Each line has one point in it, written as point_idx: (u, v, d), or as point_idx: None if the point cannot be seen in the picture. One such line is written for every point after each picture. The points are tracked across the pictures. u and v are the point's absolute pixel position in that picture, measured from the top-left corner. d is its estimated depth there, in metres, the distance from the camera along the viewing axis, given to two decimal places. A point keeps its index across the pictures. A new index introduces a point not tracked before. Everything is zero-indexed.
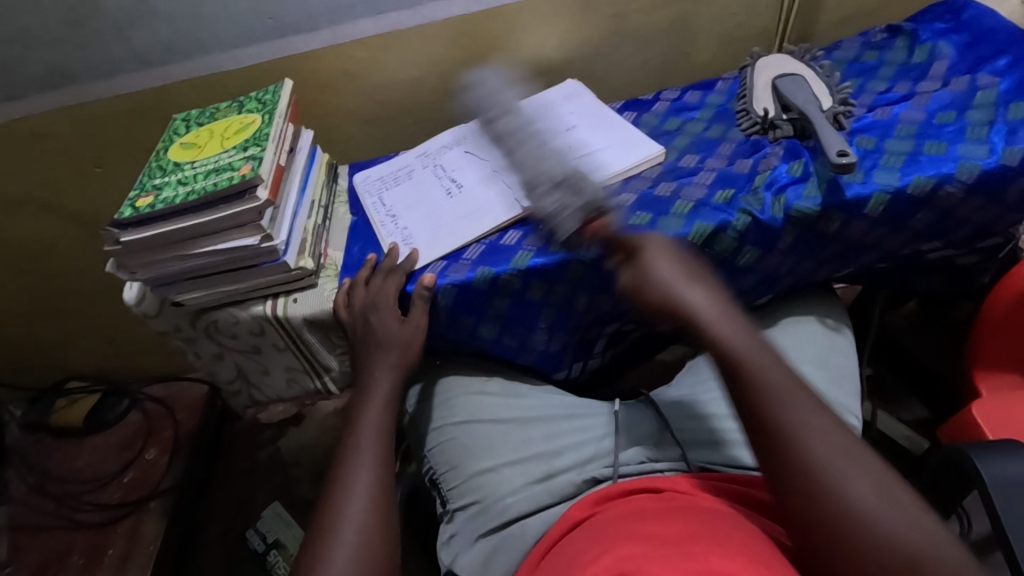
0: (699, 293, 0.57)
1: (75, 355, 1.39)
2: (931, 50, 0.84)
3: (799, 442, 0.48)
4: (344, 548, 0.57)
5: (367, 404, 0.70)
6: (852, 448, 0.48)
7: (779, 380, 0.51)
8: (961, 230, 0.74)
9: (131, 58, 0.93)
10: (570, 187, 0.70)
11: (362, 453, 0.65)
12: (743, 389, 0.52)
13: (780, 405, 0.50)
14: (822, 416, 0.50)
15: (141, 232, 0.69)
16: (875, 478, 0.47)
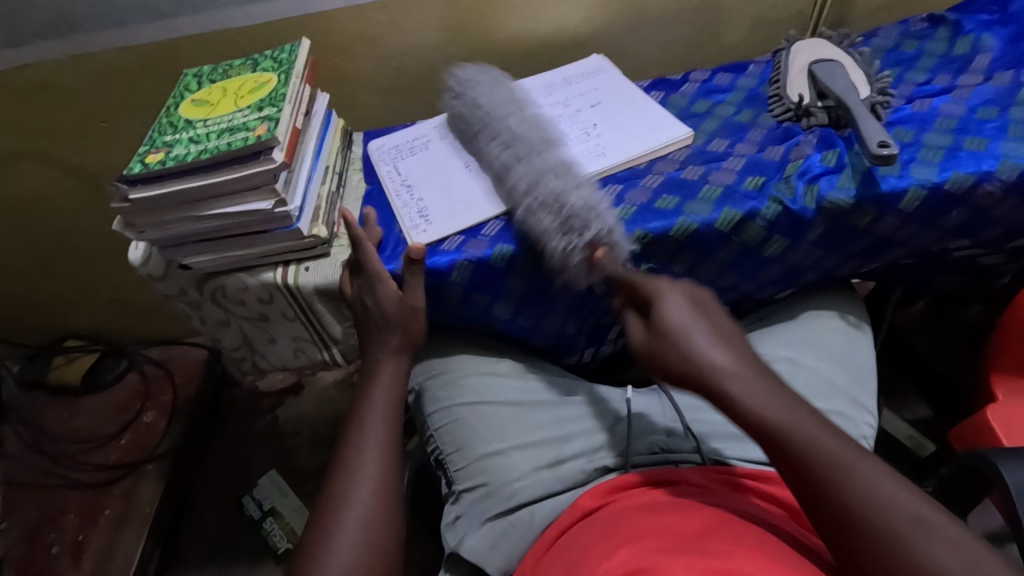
0: (713, 348, 0.53)
1: (73, 314, 1.36)
2: (974, 42, 0.81)
3: (862, 526, 0.43)
4: (348, 532, 0.56)
5: (374, 380, 0.69)
6: (920, 516, 0.43)
7: (821, 447, 0.47)
8: (992, 231, 0.72)
9: (141, 8, 0.90)
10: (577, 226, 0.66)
11: (367, 433, 0.64)
12: (791, 462, 0.47)
13: (830, 478, 0.45)
14: (871, 473, 0.45)
15: (150, 189, 0.67)
16: (935, 536, 0.42)
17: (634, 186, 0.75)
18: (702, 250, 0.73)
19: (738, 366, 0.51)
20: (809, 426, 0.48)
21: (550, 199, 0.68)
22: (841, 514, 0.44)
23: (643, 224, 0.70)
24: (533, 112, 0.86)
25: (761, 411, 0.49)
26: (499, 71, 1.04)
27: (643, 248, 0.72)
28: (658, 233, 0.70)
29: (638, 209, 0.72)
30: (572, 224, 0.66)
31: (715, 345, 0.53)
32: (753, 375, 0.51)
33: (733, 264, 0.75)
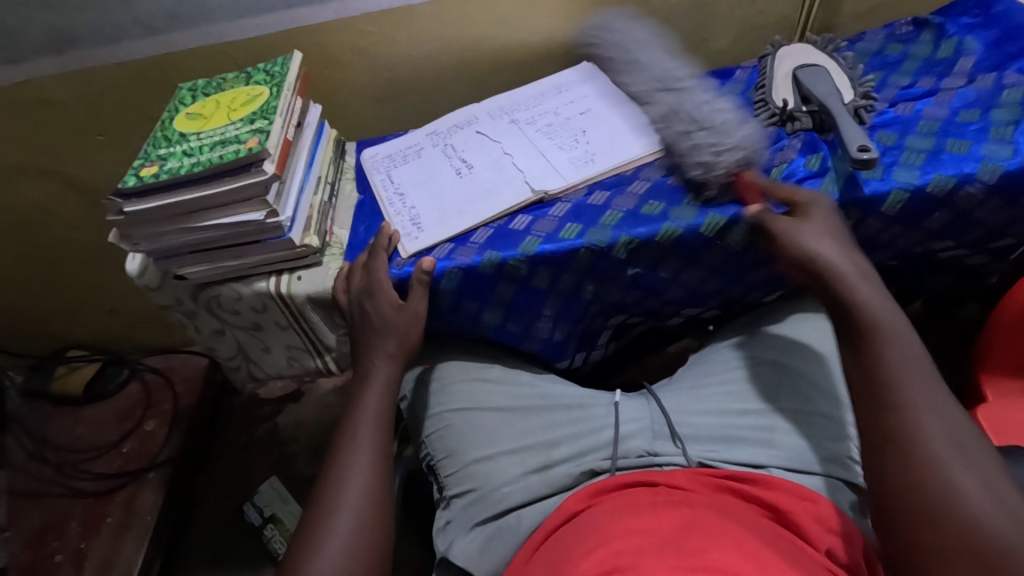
0: (834, 253, 0.61)
1: (75, 324, 1.38)
2: (957, 46, 0.82)
3: (903, 402, 0.51)
4: (337, 534, 0.57)
5: (366, 387, 0.70)
6: (962, 432, 0.49)
7: (912, 356, 0.54)
8: (976, 232, 0.73)
9: (136, 24, 0.91)
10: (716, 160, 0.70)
11: (358, 436, 0.65)
12: (868, 342, 0.56)
13: (903, 375, 0.53)
14: (943, 400, 0.51)
15: (144, 203, 0.68)
16: (979, 466, 0.47)
17: (621, 192, 0.75)
18: (687, 254, 0.74)
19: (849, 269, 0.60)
20: (898, 330, 0.56)
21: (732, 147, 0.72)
22: (906, 408, 0.51)
23: (629, 230, 0.71)
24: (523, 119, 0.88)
25: (863, 305, 0.57)
26: (490, 79, 1.05)
27: (630, 254, 0.73)
28: (643, 239, 0.71)
29: (624, 215, 0.73)
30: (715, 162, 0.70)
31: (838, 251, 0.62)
32: (868, 285, 0.59)
33: (719, 269, 0.76)
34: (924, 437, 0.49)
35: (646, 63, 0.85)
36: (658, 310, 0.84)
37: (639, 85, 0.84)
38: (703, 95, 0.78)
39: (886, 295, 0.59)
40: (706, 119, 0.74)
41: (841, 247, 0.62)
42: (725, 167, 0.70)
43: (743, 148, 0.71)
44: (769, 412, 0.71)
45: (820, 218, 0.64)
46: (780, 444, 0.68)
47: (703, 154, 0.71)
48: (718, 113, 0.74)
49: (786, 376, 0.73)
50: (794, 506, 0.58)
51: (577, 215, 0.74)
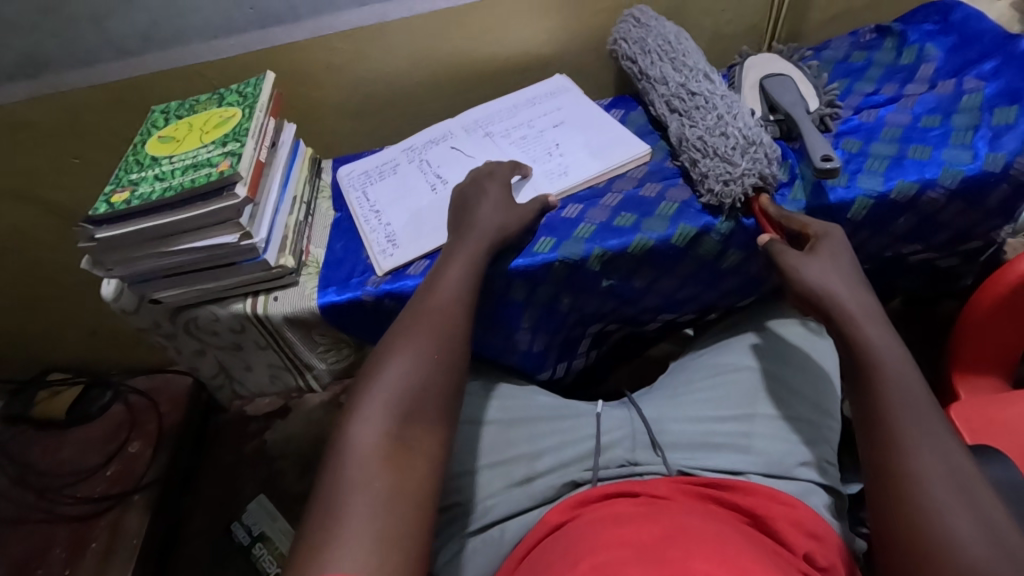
0: (840, 287, 0.60)
1: (57, 347, 1.37)
2: (918, 52, 0.84)
3: (900, 446, 0.51)
4: (377, 460, 0.49)
5: (423, 311, 0.62)
6: (964, 473, 0.49)
7: (912, 394, 0.53)
8: (942, 235, 0.75)
9: (109, 47, 0.91)
10: (733, 175, 0.70)
11: (405, 357, 0.57)
12: (866, 384, 0.55)
13: (903, 416, 0.52)
14: (942, 437, 0.51)
15: (115, 229, 0.68)
16: (980, 506, 0.47)
17: (594, 204, 0.76)
18: (661, 263, 0.75)
19: (854, 304, 0.59)
20: (898, 367, 0.55)
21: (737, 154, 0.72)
22: (904, 452, 0.50)
23: (603, 242, 0.72)
24: (496, 134, 0.88)
25: (865, 345, 0.56)
26: (465, 93, 1.06)
27: (604, 265, 0.74)
28: (616, 251, 0.72)
29: (598, 227, 0.73)
30: (736, 176, 0.70)
31: (844, 284, 0.61)
32: (871, 321, 0.58)
33: (692, 277, 0.77)
34: (924, 484, 0.48)
35: (662, 80, 0.84)
36: (636, 319, 0.85)
37: (664, 104, 0.82)
38: (718, 115, 0.76)
39: (890, 329, 0.58)
40: (719, 143, 0.73)
41: (845, 280, 0.61)
42: (749, 183, 0.70)
43: (756, 171, 0.70)
44: (745, 417, 0.71)
45: (827, 253, 0.63)
46: (757, 450, 0.68)
47: (715, 181, 0.71)
48: (736, 134, 0.73)
49: (762, 383, 0.74)
50: (773, 509, 0.59)
51: (552, 228, 0.74)
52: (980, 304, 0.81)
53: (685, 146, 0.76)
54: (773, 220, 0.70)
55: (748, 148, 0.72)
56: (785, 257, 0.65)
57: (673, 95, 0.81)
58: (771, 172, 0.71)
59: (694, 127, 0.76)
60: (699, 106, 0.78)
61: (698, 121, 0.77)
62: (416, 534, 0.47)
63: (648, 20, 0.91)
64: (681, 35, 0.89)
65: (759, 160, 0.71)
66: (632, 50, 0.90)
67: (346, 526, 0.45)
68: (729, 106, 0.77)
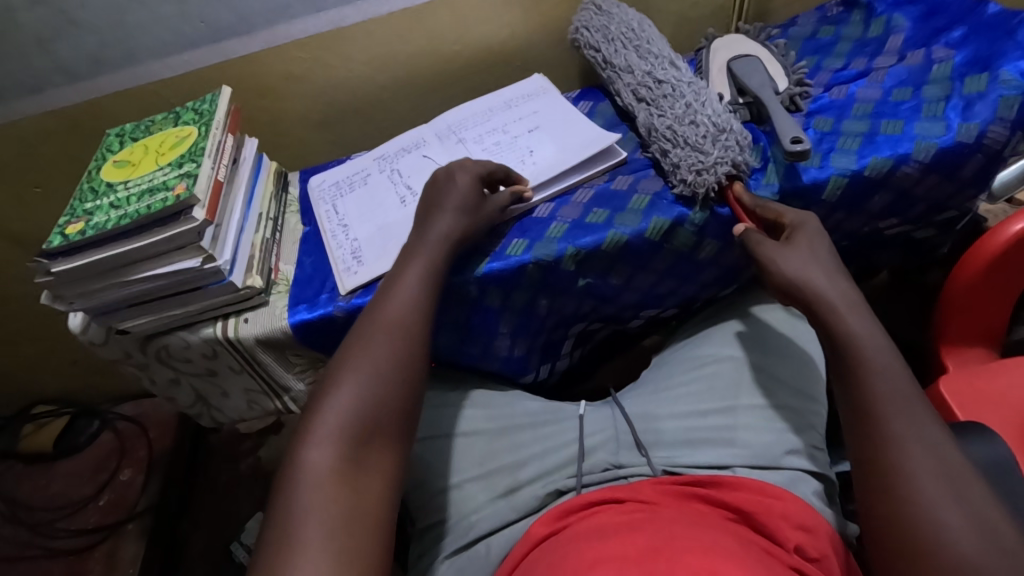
0: (820, 279, 0.59)
1: (37, 380, 1.34)
2: (886, 24, 0.82)
3: (889, 438, 0.50)
4: (331, 481, 0.48)
5: (379, 322, 0.60)
6: (952, 464, 0.47)
7: (897, 386, 0.52)
8: (918, 209, 0.73)
9: (60, 71, 0.88)
10: (705, 163, 0.68)
11: (358, 372, 0.55)
12: (855, 379, 0.53)
13: (890, 411, 0.51)
14: (930, 431, 0.49)
15: (72, 261, 0.66)
16: (969, 498, 0.46)
17: (566, 203, 0.75)
18: (635, 259, 0.73)
19: (838, 296, 0.57)
20: (884, 359, 0.53)
21: (707, 141, 0.70)
22: (894, 444, 0.49)
23: (575, 241, 0.70)
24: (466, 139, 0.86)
25: (853, 337, 0.55)
26: (431, 94, 1.03)
27: (578, 265, 0.72)
28: (589, 249, 0.70)
29: (570, 225, 0.72)
30: (708, 164, 0.68)
31: (823, 274, 0.59)
32: (856, 314, 0.56)
33: (669, 270, 0.76)
34: (913, 478, 0.47)
35: (627, 69, 0.82)
36: (617, 316, 0.84)
37: (631, 94, 0.81)
38: (686, 103, 0.74)
39: (872, 319, 0.56)
40: (689, 132, 0.71)
41: (824, 268, 0.60)
42: (722, 171, 0.68)
43: (729, 159, 0.68)
44: (729, 409, 0.70)
45: (805, 243, 0.62)
46: (741, 442, 0.67)
47: (687, 171, 0.69)
48: (706, 121, 0.71)
49: (745, 372, 0.72)
50: (759, 504, 0.58)
51: (523, 230, 0.73)
52: (965, 273, 0.79)
53: (654, 136, 0.74)
54: (748, 210, 0.69)
55: (718, 135, 0.70)
56: (768, 246, 0.63)
57: (640, 84, 0.80)
58: (744, 159, 0.70)
59: (663, 117, 0.75)
60: (667, 95, 0.77)
61: (667, 110, 0.75)
62: (368, 557, 0.45)
63: (610, 8, 0.89)
64: (644, 24, 0.87)
65: (730, 147, 0.69)
66: (596, 38, 0.87)
67: (301, 550, 0.44)
68: (696, 93, 0.75)
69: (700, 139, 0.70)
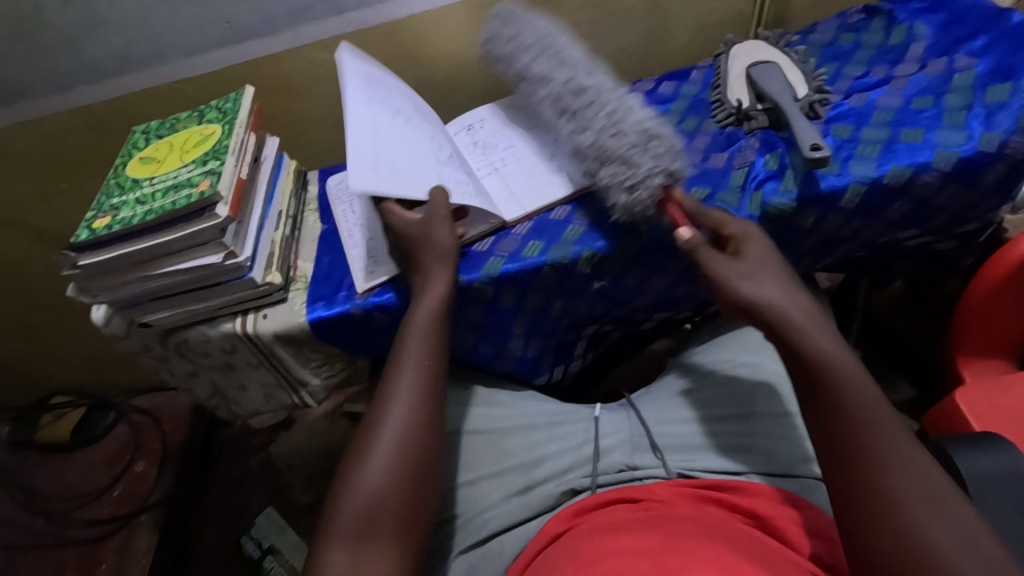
0: (778, 297, 0.57)
1: (56, 372, 1.37)
2: (908, 31, 0.82)
3: (875, 466, 0.48)
4: None
5: (387, 397, 0.61)
6: (938, 491, 0.46)
7: (876, 412, 0.50)
8: (937, 219, 0.73)
9: (86, 69, 0.90)
10: (634, 177, 0.66)
11: (381, 448, 0.57)
12: (835, 407, 0.52)
13: (873, 437, 0.49)
14: (912, 455, 0.48)
15: (98, 255, 0.67)
16: (956, 522, 0.45)
17: (582, 206, 0.76)
18: (651, 262, 0.73)
19: (806, 317, 0.56)
20: (861, 381, 0.52)
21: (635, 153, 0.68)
22: (880, 467, 0.48)
23: (591, 244, 0.71)
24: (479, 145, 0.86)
25: (825, 355, 0.53)
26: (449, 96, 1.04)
27: (594, 268, 0.73)
28: (605, 252, 0.71)
29: (586, 229, 0.73)
30: (636, 179, 0.66)
31: (789, 295, 0.58)
32: (825, 331, 0.55)
33: (685, 274, 0.76)
34: (904, 509, 0.46)
35: (547, 86, 0.80)
36: (631, 319, 0.84)
37: (555, 107, 0.78)
38: (607, 117, 0.72)
39: (839, 338, 0.55)
40: (614, 146, 0.69)
41: (781, 285, 0.58)
42: (655, 184, 0.66)
43: (659, 170, 0.66)
44: (745, 415, 0.70)
45: (755, 258, 0.60)
46: (755, 447, 0.67)
47: (619, 190, 0.67)
48: (633, 131, 0.69)
49: (762, 378, 0.72)
50: (776, 510, 0.58)
51: (539, 232, 0.74)
52: (983, 284, 0.79)
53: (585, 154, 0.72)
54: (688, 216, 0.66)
55: (646, 145, 0.68)
56: (721, 263, 0.60)
57: (557, 98, 0.77)
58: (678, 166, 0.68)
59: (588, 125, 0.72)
60: (608, 104, 0.74)
61: (585, 128, 0.73)
62: None
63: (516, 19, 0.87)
64: (551, 33, 0.84)
65: (659, 157, 0.67)
66: (508, 49, 0.85)
67: None
68: (614, 108, 0.73)
69: (626, 151, 0.68)
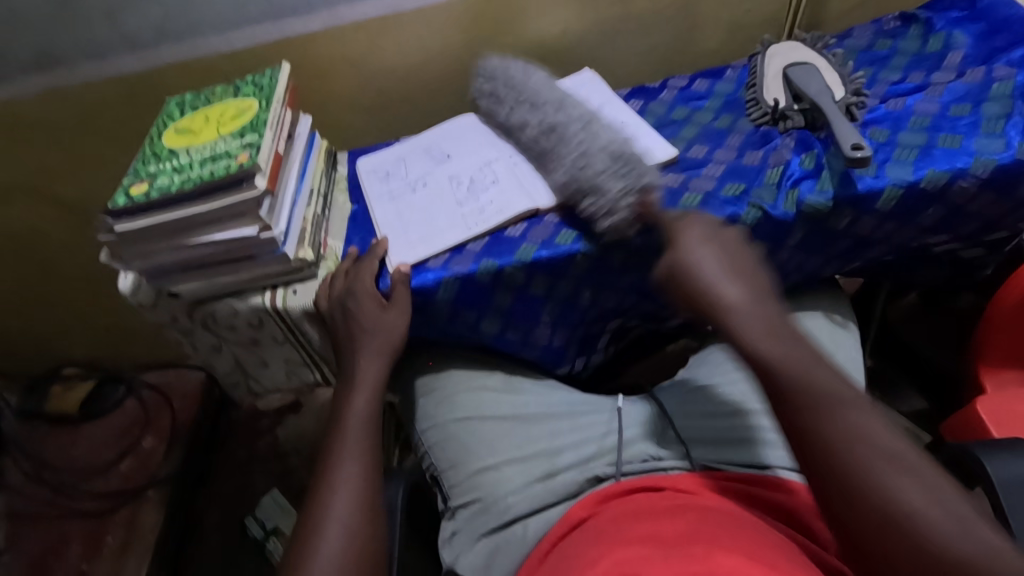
0: (729, 293, 0.57)
1: (68, 344, 1.37)
2: (946, 39, 0.82)
3: (831, 442, 0.47)
4: None
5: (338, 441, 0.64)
6: (893, 447, 0.46)
7: (822, 384, 0.50)
8: (969, 226, 0.73)
9: (122, 40, 0.90)
10: (612, 200, 0.66)
11: (341, 489, 0.59)
12: (786, 391, 0.50)
13: (825, 410, 0.48)
14: (862, 416, 0.48)
15: (134, 221, 0.67)
16: (919, 475, 0.45)
17: None
18: None
19: (748, 301, 0.57)
20: (800, 359, 0.52)
21: (611, 177, 0.67)
22: (842, 442, 0.47)
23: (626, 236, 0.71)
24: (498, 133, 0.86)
25: (769, 357, 0.52)
26: None
27: (626, 259, 0.73)
28: (639, 243, 0.71)
29: None
30: (609, 202, 0.67)
31: (732, 281, 0.58)
32: (774, 339, 0.54)
33: None
34: (874, 475, 0.45)
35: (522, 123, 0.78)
36: (656, 314, 0.85)
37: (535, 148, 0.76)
38: (578, 144, 0.71)
39: (779, 321, 0.56)
40: (589, 175, 0.68)
41: (730, 273, 0.59)
42: (629, 200, 0.66)
43: (634, 187, 0.66)
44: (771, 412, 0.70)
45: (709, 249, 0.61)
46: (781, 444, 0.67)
47: (603, 217, 0.67)
48: (602, 157, 0.69)
49: None
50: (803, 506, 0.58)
51: (572, 221, 0.74)
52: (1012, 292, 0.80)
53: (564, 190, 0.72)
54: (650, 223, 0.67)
55: (619, 159, 0.68)
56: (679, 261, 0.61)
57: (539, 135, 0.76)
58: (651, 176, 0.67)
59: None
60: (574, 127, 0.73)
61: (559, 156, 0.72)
62: None
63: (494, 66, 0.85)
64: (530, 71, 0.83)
65: (631, 172, 0.67)
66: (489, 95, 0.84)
67: None
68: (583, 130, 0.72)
69: (599, 176, 0.68)
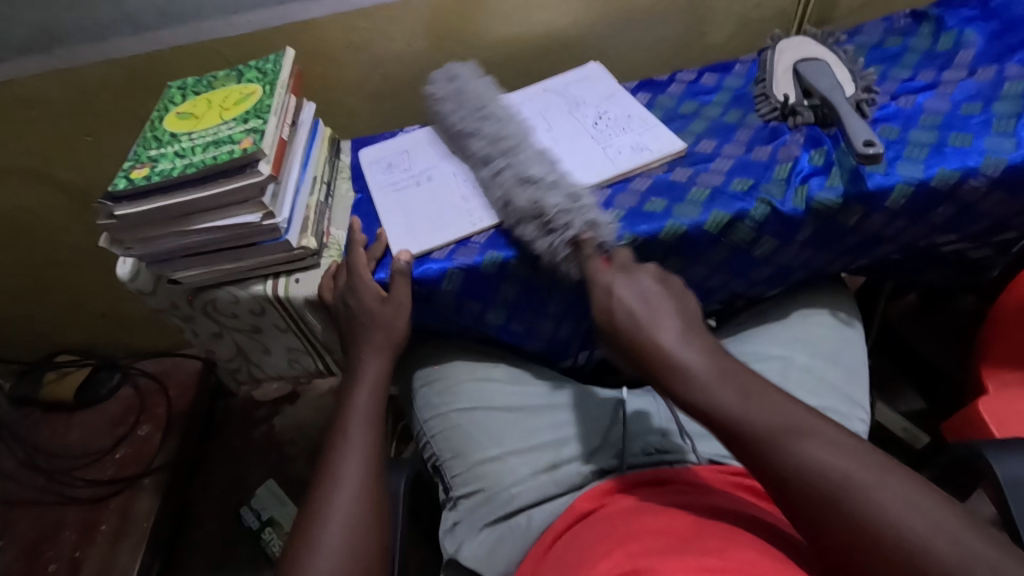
0: (643, 306, 0.54)
1: (63, 330, 1.35)
2: (957, 38, 0.82)
3: (772, 443, 0.45)
4: None
5: (340, 436, 0.63)
6: (844, 445, 0.44)
7: (757, 394, 0.48)
8: (979, 225, 0.73)
9: (124, 21, 0.89)
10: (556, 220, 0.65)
11: (346, 483, 0.58)
12: (713, 397, 0.48)
13: (758, 413, 0.46)
14: (795, 411, 0.46)
15: (135, 206, 0.66)
16: (874, 467, 0.43)
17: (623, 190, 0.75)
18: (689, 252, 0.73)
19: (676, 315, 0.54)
20: (719, 367, 0.49)
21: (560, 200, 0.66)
22: (778, 435, 0.45)
23: (633, 228, 0.70)
24: None
25: (700, 378, 0.49)
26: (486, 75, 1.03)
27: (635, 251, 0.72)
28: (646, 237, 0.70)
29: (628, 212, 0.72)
30: (555, 223, 0.65)
31: (663, 295, 0.55)
32: (696, 345, 0.50)
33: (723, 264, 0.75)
34: (820, 473, 0.43)
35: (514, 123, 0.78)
36: None
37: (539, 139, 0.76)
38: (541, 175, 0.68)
39: (703, 336, 0.52)
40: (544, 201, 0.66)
41: (648, 286, 0.56)
42: (568, 235, 0.64)
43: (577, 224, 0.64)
44: None
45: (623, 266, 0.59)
46: None
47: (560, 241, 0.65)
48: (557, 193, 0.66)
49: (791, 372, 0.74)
50: None
51: None
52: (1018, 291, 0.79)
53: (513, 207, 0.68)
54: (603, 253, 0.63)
55: (573, 201, 0.66)
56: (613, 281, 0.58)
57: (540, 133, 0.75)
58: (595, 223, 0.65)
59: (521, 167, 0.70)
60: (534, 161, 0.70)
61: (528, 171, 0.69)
62: None
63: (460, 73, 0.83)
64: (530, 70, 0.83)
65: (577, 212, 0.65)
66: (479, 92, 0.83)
67: None
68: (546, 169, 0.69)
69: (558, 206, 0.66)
